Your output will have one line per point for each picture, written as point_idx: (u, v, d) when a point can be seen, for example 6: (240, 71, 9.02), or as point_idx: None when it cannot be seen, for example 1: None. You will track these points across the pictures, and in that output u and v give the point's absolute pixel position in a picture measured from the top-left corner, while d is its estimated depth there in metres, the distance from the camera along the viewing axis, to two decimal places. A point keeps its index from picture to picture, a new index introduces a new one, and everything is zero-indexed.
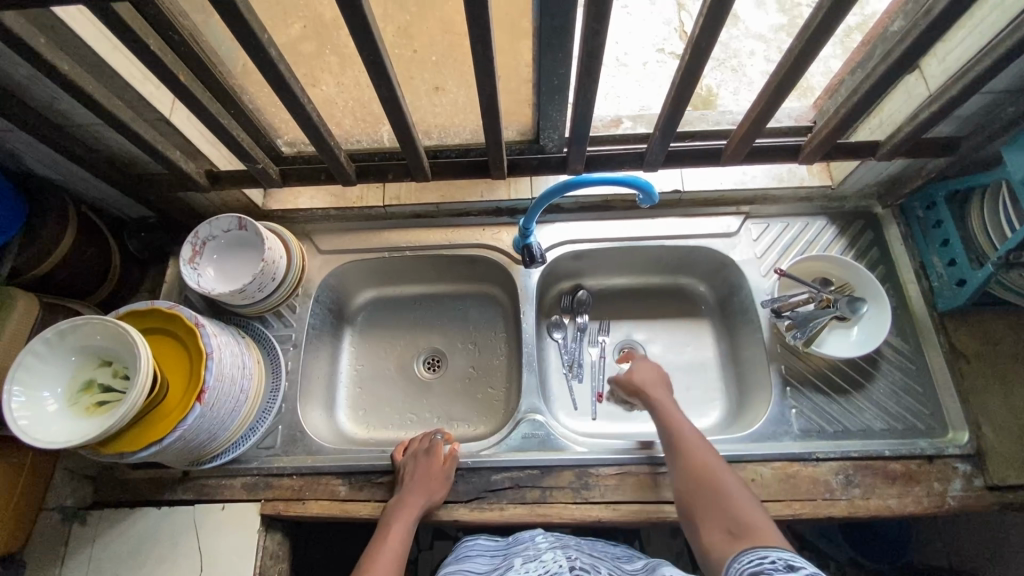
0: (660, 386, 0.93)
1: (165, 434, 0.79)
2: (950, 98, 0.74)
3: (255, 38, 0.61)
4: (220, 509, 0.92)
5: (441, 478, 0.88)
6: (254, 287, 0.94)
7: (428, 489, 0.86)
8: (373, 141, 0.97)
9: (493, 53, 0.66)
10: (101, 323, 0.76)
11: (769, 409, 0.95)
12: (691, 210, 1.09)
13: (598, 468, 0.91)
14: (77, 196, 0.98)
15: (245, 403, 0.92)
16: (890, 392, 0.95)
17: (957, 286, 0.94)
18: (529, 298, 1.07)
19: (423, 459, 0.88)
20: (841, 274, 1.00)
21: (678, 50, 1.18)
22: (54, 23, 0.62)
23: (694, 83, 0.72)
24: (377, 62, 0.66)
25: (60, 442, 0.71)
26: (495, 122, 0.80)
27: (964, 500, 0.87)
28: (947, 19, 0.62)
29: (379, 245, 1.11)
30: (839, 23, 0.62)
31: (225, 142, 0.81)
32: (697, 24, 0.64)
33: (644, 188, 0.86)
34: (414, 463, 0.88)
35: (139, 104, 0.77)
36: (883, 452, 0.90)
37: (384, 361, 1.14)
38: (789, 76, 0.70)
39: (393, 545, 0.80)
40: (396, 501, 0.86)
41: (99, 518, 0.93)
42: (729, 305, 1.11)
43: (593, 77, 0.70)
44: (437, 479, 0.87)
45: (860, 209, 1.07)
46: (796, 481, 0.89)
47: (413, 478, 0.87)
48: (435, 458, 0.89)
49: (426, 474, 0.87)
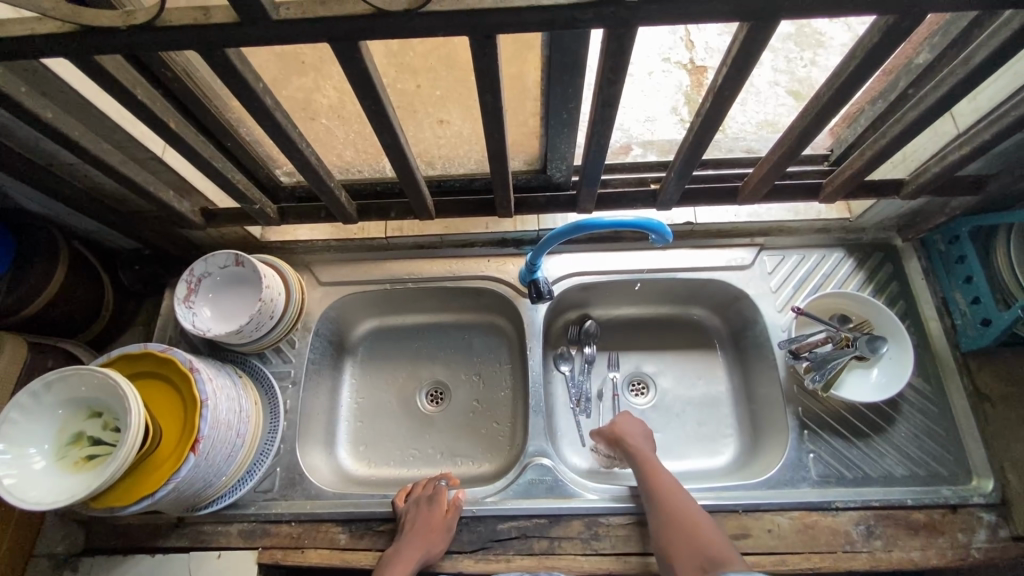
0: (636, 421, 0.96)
1: (157, 487, 0.75)
2: (982, 142, 0.70)
3: (250, 88, 0.58)
4: (215, 558, 0.88)
5: (443, 529, 0.84)
6: (251, 326, 0.90)
7: (429, 542, 0.82)
8: (374, 172, 0.93)
9: (502, 100, 0.62)
10: (89, 373, 0.73)
11: (785, 453, 0.92)
12: (703, 241, 1.05)
13: (608, 517, 0.88)
14: (68, 230, 0.94)
15: (242, 447, 0.89)
16: (912, 436, 0.91)
17: (982, 325, 0.91)
18: (535, 333, 1.03)
19: (430, 511, 0.85)
20: (860, 310, 0.96)
21: (685, 59, 1.08)
22: (39, 71, 0.58)
23: (713, 127, 0.68)
24: (379, 109, 0.63)
25: (47, 503, 0.67)
26: (503, 165, 0.77)
27: (989, 553, 0.84)
28: (987, 68, 0.58)
29: (380, 276, 1.07)
30: (871, 73, 0.58)
31: (221, 183, 0.77)
32: (719, 70, 0.60)
33: (657, 229, 0.82)
34: (417, 512, 0.84)
35: (130, 145, 0.73)
36: (905, 501, 0.87)
37: (385, 394, 1.11)
38: (813, 121, 0.67)
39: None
40: (395, 554, 0.82)
41: (92, 564, 0.88)
42: (743, 338, 1.07)
43: (608, 124, 0.67)
44: (439, 530, 0.84)
45: (879, 240, 1.04)
46: (814, 532, 0.85)
47: (416, 531, 0.82)
48: (439, 509, 0.85)
49: (428, 525, 0.83)
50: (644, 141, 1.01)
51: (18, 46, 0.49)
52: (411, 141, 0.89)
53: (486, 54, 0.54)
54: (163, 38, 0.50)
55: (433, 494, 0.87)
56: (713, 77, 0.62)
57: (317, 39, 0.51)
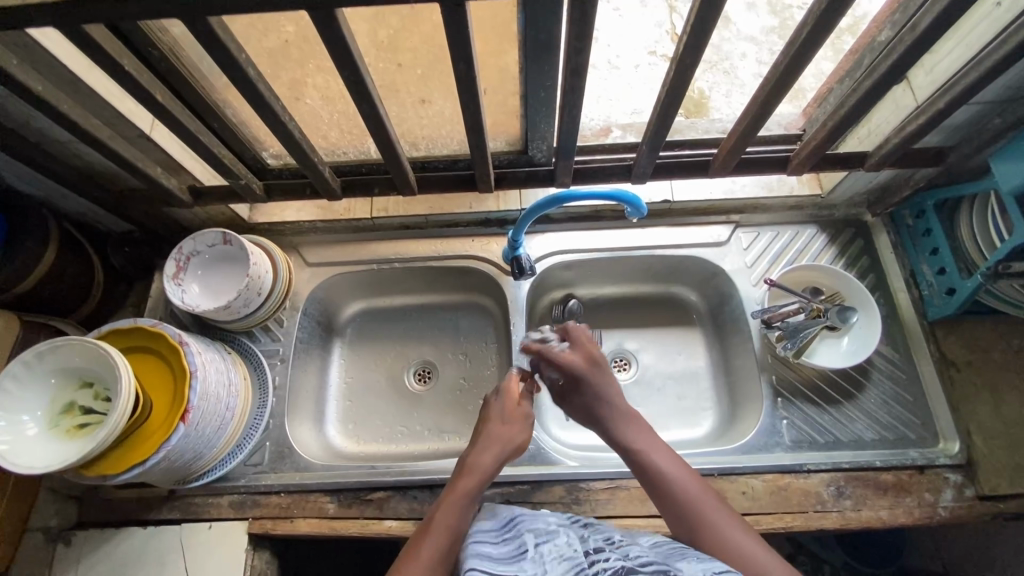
0: (587, 381, 0.81)
1: (148, 455, 0.77)
2: (937, 111, 0.73)
3: (232, 57, 0.60)
4: (208, 527, 0.90)
5: (520, 418, 0.82)
6: (239, 302, 0.92)
7: (501, 435, 0.79)
8: (360, 152, 0.96)
9: (476, 69, 0.65)
10: (80, 344, 0.75)
11: (760, 420, 0.95)
12: (681, 219, 1.08)
13: (589, 482, 0.91)
14: (59, 212, 0.96)
15: (231, 420, 0.91)
16: (881, 402, 0.95)
17: (947, 294, 0.94)
18: (519, 310, 1.06)
19: (501, 408, 0.82)
20: (831, 283, 0.99)
21: (671, 51, 1.11)
22: (30, 44, 0.61)
23: (681, 96, 0.71)
24: (358, 80, 0.66)
25: (40, 466, 0.69)
26: (480, 138, 0.80)
27: (954, 511, 0.87)
28: (932, 35, 0.62)
29: (366, 256, 1.10)
30: (825, 38, 0.61)
31: (208, 159, 0.80)
32: (683, 39, 0.63)
33: (632, 202, 0.85)
34: (489, 413, 0.82)
35: (118, 122, 0.76)
36: (874, 463, 0.90)
37: (374, 373, 1.13)
38: (776, 89, 0.70)
39: (463, 500, 0.71)
40: (466, 455, 0.77)
41: (84, 538, 0.90)
42: (721, 314, 1.10)
43: (578, 93, 0.70)
44: (513, 421, 0.81)
45: (850, 217, 1.07)
46: (787, 494, 0.88)
47: (492, 430, 0.79)
48: (511, 400, 0.83)
49: (501, 419, 0.81)
50: (624, 124, 1.04)
51: (10, 16, 0.52)
52: (394, 120, 0.91)
53: (458, 21, 0.57)
54: (150, 8, 0.52)
55: (497, 386, 0.85)
56: (676, 46, 0.65)
57: (296, 7, 0.54)
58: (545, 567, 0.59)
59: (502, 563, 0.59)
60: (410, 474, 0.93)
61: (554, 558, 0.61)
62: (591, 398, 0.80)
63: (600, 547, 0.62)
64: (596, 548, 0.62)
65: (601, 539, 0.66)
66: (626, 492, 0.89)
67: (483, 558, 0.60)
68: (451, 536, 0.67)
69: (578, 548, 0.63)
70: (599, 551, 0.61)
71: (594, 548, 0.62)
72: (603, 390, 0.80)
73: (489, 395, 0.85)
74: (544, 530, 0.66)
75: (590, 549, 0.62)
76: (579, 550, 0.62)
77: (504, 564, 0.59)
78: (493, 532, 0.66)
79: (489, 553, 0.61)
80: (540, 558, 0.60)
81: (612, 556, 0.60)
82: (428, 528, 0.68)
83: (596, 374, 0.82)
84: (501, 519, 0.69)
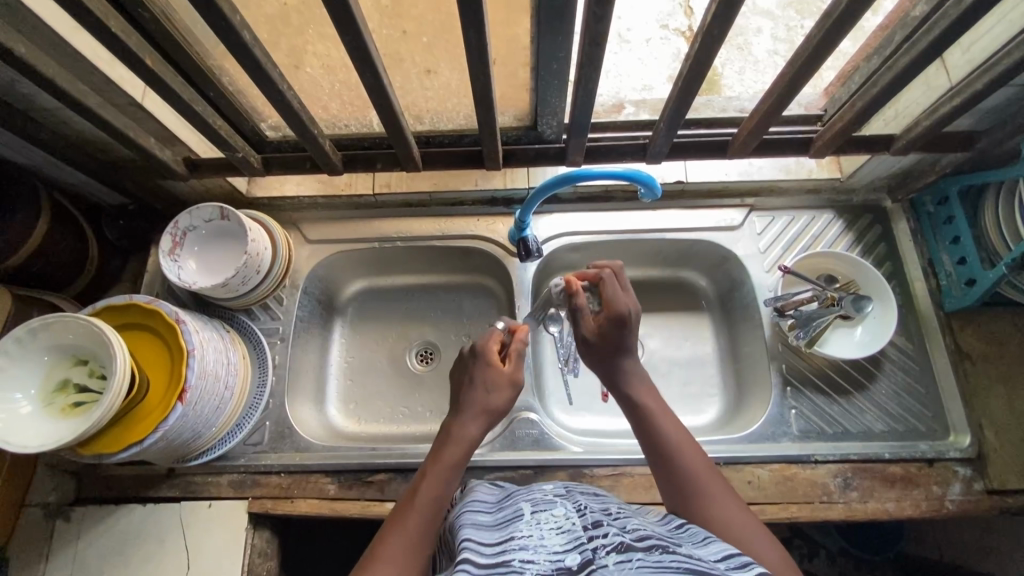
0: (630, 334, 0.77)
1: (146, 434, 0.76)
2: (974, 93, 0.69)
3: (226, 20, 0.57)
4: (207, 506, 0.90)
5: (506, 384, 0.75)
6: (238, 280, 0.90)
7: (487, 403, 0.73)
8: (362, 125, 0.92)
9: (486, 37, 0.61)
10: (72, 321, 0.72)
11: (768, 410, 0.93)
12: (693, 201, 1.05)
13: (592, 468, 0.90)
14: (50, 183, 0.93)
15: (230, 400, 0.90)
16: (892, 393, 0.93)
17: (966, 285, 0.91)
18: (524, 293, 1.03)
19: (506, 373, 0.75)
20: (846, 271, 0.97)
21: (684, 25, 1.06)
22: (9, 2, 0.57)
23: (704, 72, 0.67)
24: (360, 46, 0.62)
25: (35, 446, 0.68)
26: (489, 112, 0.76)
27: (962, 504, 0.86)
28: (979, 10, 0.58)
29: (369, 234, 1.07)
30: (864, 11, 0.57)
31: (202, 130, 0.76)
32: (709, 10, 0.59)
33: (647, 182, 0.82)
34: (473, 377, 0.75)
35: (108, 88, 0.72)
36: (883, 455, 0.89)
37: (375, 354, 1.11)
38: (805, 67, 0.66)
39: (446, 474, 0.68)
40: (449, 423, 0.72)
41: (84, 514, 0.90)
42: (730, 299, 1.08)
43: (595, 67, 0.66)
44: (499, 389, 0.74)
45: (868, 202, 1.03)
46: (793, 484, 0.87)
47: (474, 395, 0.73)
48: (494, 364, 0.76)
49: (485, 384, 0.74)
50: (637, 101, 1.00)
51: None
52: (399, 92, 0.87)
53: None
54: None
55: (478, 348, 0.78)
56: (702, 17, 0.61)
57: None
58: (539, 533, 0.57)
59: (496, 526, 0.60)
60: (412, 457, 0.92)
61: (550, 526, 0.58)
62: (619, 348, 0.77)
63: (600, 521, 0.57)
64: (595, 522, 0.57)
65: (601, 511, 0.62)
66: (630, 479, 0.88)
67: (475, 523, 0.61)
68: (433, 512, 0.64)
69: (577, 520, 0.58)
70: (599, 526, 0.56)
71: (594, 522, 0.57)
72: (631, 347, 0.77)
73: (474, 349, 0.79)
74: (542, 500, 0.65)
75: (590, 523, 0.57)
76: (578, 524, 0.58)
77: (497, 528, 0.59)
78: (486, 508, 0.66)
79: (478, 520, 0.62)
80: (536, 523, 0.59)
81: (612, 531, 0.55)
82: (413, 502, 0.65)
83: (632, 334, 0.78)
84: (493, 499, 0.70)
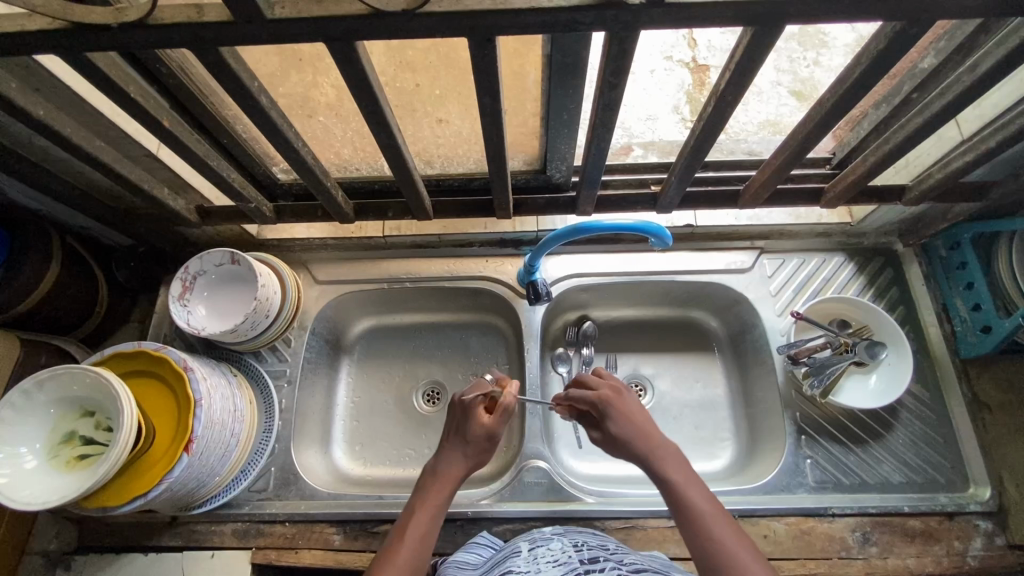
0: (625, 408, 0.76)
1: (149, 487, 0.75)
2: (987, 150, 0.69)
3: (244, 86, 0.57)
4: (210, 557, 0.88)
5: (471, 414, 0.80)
6: (247, 325, 0.89)
7: (478, 445, 0.76)
8: (373, 169, 0.92)
9: (501, 101, 0.61)
10: (81, 372, 0.72)
11: (782, 459, 0.91)
12: (703, 244, 1.04)
13: (604, 520, 0.88)
14: (62, 226, 0.93)
15: (236, 447, 0.89)
16: (910, 443, 0.91)
17: (982, 332, 0.90)
18: (533, 335, 1.02)
19: (478, 420, 0.77)
20: (859, 316, 0.96)
21: (688, 57, 1.05)
22: (30, 66, 0.57)
23: (717, 131, 0.67)
24: (377, 111, 0.62)
25: (39, 502, 0.67)
26: (502, 165, 0.76)
27: (985, 561, 0.83)
28: (993, 78, 0.58)
29: (377, 275, 1.07)
30: (878, 78, 0.57)
31: (216, 182, 0.76)
32: (723, 74, 0.60)
33: (656, 233, 0.81)
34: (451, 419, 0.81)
35: (123, 141, 0.73)
36: (902, 508, 0.86)
37: (382, 394, 1.10)
38: (817, 128, 0.66)
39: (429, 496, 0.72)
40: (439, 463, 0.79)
41: (85, 563, 0.88)
42: (741, 341, 1.07)
43: (609, 127, 0.67)
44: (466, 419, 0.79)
45: (879, 245, 1.03)
46: (810, 538, 0.85)
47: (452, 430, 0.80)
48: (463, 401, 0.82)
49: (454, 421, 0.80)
50: (645, 141, 1.00)
51: (9, 43, 0.48)
52: (410, 139, 0.87)
53: (486, 54, 0.54)
54: (156, 36, 0.48)
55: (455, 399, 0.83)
56: (716, 80, 0.61)
57: (314, 39, 0.50)
58: (537, 566, 0.59)
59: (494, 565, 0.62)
60: None
61: (548, 561, 0.60)
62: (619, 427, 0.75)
63: (597, 556, 0.59)
64: (592, 557, 0.59)
65: (599, 548, 0.64)
66: (643, 532, 0.87)
67: None
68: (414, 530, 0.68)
69: (574, 554, 0.60)
70: (595, 560, 0.57)
71: (591, 557, 0.59)
72: (637, 421, 0.74)
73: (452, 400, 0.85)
74: (541, 539, 0.68)
75: (586, 557, 0.59)
76: (574, 557, 0.60)
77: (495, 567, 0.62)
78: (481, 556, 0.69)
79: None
80: (532, 558, 0.61)
81: (608, 566, 0.56)
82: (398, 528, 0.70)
83: (632, 405, 0.76)
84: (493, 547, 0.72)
